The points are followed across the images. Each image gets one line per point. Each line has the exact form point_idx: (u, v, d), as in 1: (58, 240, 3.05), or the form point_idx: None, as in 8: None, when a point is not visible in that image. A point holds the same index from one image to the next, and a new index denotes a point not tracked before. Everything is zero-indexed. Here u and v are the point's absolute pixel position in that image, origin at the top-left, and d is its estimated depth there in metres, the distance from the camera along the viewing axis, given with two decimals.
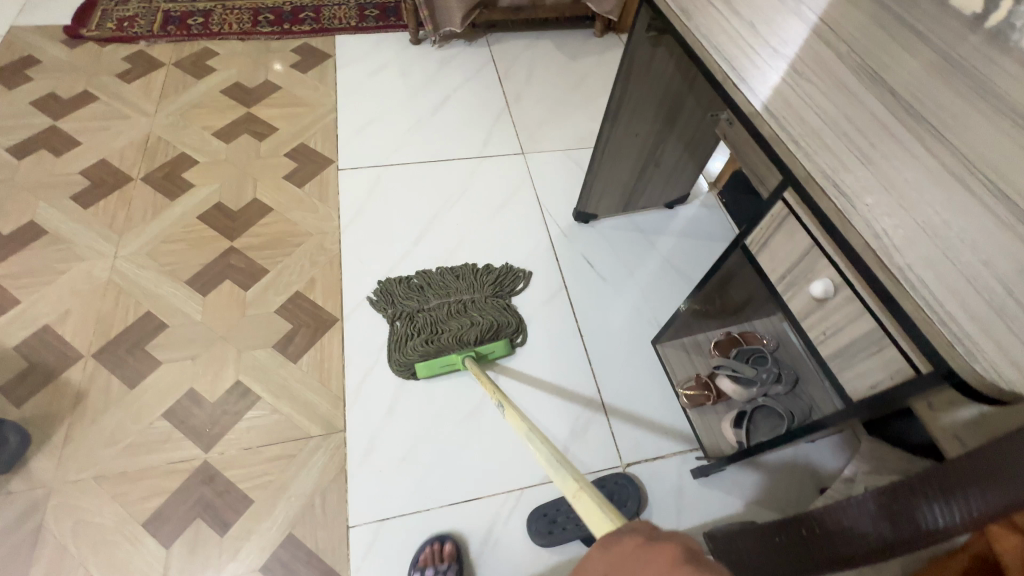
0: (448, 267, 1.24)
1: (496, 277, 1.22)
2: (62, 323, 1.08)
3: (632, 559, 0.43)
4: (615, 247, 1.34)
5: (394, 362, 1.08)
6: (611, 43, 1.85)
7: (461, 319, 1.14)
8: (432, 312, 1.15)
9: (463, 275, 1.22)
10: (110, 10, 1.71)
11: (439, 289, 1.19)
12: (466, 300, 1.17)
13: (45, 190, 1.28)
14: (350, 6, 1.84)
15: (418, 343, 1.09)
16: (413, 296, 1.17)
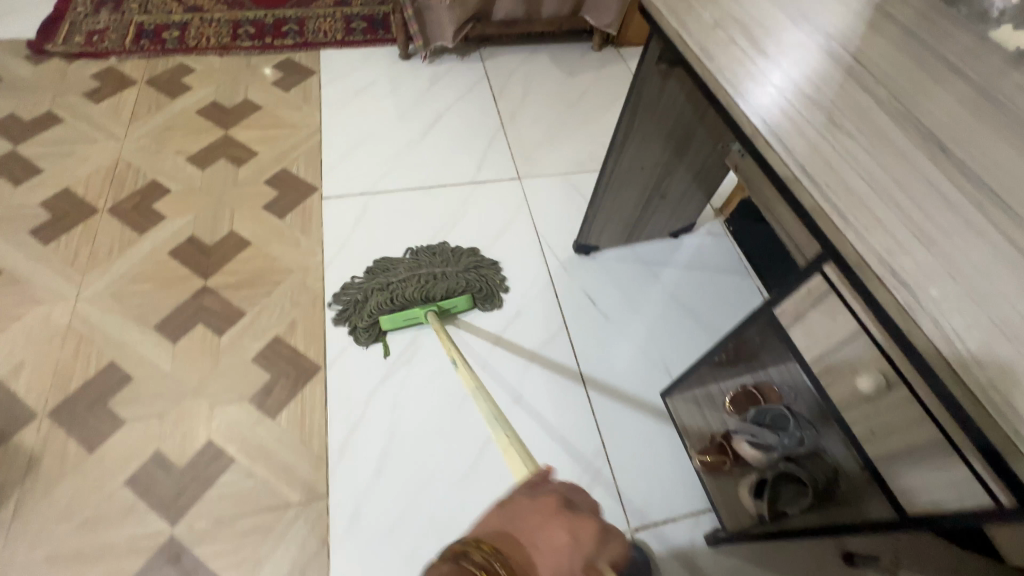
0: (423, 246, 1.23)
1: (472, 256, 1.22)
2: (15, 377, 0.98)
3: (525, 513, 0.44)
4: (618, 282, 1.26)
5: (359, 319, 1.09)
6: (609, 57, 1.77)
7: (430, 284, 1.13)
8: (402, 279, 1.13)
9: (438, 252, 1.21)
10: (78, 23, 1.61)
11: (411, 262, 1.17)
12: (436, 271, 1.15)
13: (2, 224, 1.18)
14: (336, 18, 1.74)
15: (382, 299, 1.09)
16: (385, 269, 1.15)
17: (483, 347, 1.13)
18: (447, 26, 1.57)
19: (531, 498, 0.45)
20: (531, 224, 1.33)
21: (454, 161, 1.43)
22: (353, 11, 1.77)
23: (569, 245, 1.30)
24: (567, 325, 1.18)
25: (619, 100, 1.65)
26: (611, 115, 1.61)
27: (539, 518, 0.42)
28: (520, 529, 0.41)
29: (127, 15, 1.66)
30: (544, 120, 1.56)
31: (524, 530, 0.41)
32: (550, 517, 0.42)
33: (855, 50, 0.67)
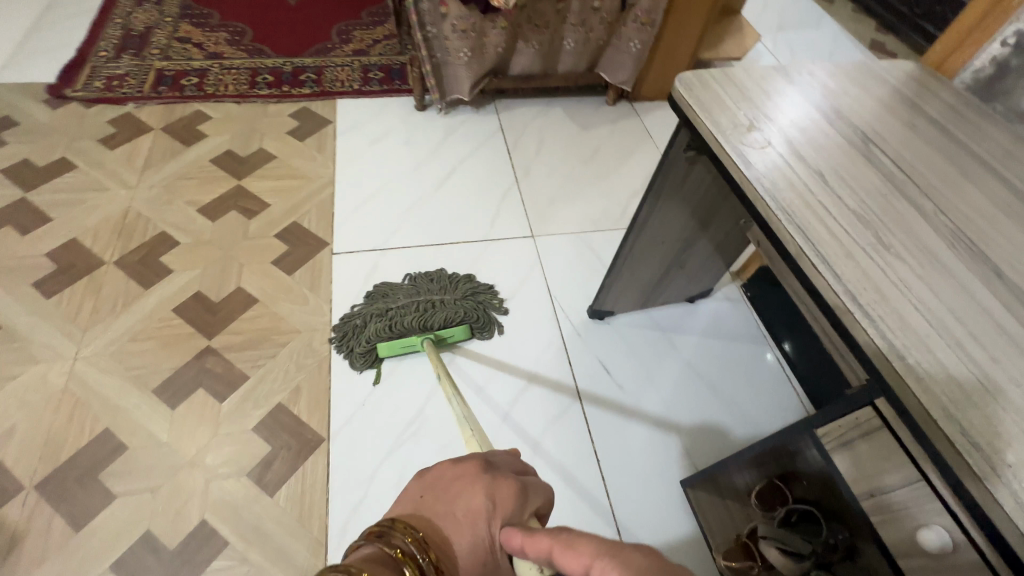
0: (422, 273, 1.25)
1: (471, 286, 1.24)
2: (4, 444, 0.94)
3: (448, 486, 0.47)
4: (634, 349, 1.22)
5: (356, 347, 1.10)
6: (624, 112, 1.78)
7: (428, 312, 1.15)
8: (401, 307, 1.15)
9: (437, 279, 1.23)
10: (99, 68, 1.62)
11: (410, 289, 1.19)
12: (434, 299, 1.18)
13: (5, 275, 1.16)
14: (354, 67, 1.76)
15: (380, 325, 1.11)
16: (384, 296, 1.18)
17: (495, 416, 1.09)
18: (463, 79, 1.56)
19: (453, 465, 0.50)
20: (543, 284, 1.30)
21: (467, 217, 1.41)
22: (370, 61, 1.79)
23: (583, 309, 1.27)
24: (580, 395, 1.14)
25: (633, 156, 1.65)
26: (624, 171, 1.60)
27: (458, 493, 0.46)
28: (436, 508, 0.45)
29: (148, 60, 1.67)
30: (559, 176, 1.55)
31: (444, 502, 0.45)
32: (464, 488, 0.46)
33: (893, 149, 0.65)
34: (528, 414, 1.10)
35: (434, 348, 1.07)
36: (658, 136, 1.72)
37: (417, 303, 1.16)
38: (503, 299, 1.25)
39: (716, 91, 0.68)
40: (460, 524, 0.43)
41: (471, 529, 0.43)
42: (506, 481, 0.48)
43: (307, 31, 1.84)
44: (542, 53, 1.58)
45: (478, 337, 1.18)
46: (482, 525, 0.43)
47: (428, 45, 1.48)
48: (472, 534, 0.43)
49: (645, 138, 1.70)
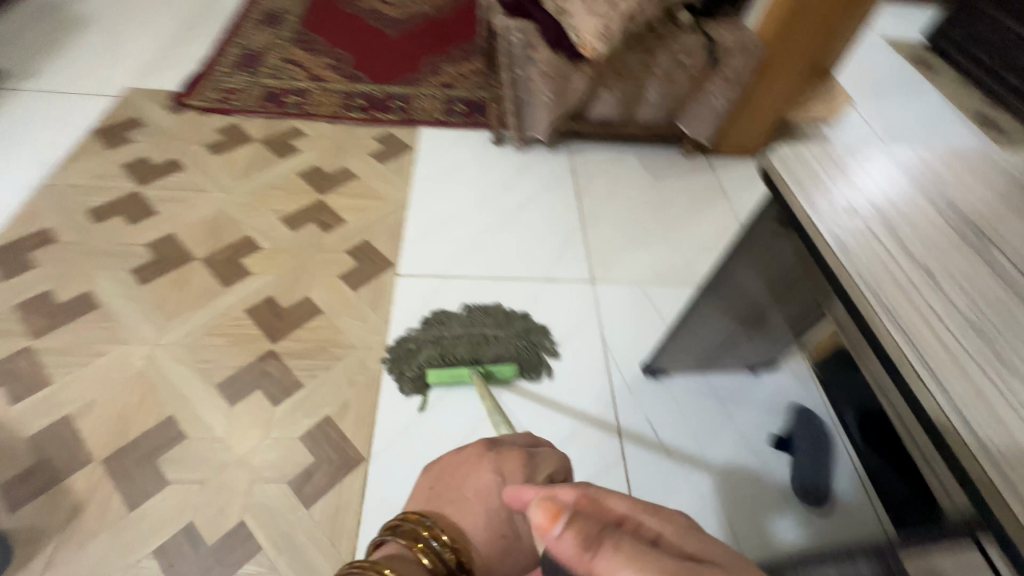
0: (479, 305, 1.27)
1: (526, 324, 1.24)
2: (83, 415, 1.02)
3: (459, 468, 0.55)
4: (686, 416, 1.16)
5: (406, 370, 1.12)
6: (699, 166, 1.75)
7: (480, 345, 1.15)
8: (454, 336, 1.17)
9: (492, 312, 1.24)
10: (218, 81, 1.80)
11: (465, 320, 1.21)
12: (488, 332, 1.19)
13: (109, 258, 1.28)
14: (439, 99, 1.85)
15: (432, 352, 1.12)
16: (440, 324, 1.20)
17: None
18: (542, 120, 1.59)
19: (459, 450, 0.57)
20: (598, 333, 1.27)
21: (529, 255, 1.42)
22: (455, 94, 1.88)
23: (637, 364, 1.23)
24: (625, 454, 1.09)
25: (704, 211, 1.61)
26: (693, 226, 1.56)
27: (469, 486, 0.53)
28: (451, 494, 0.53)
29: (259, 78, 1.84)
30: (625, 224, 1.54)
31: (458, 485, 0.53)
32: (472, 477, 0.53)
33: (1016, 250, 0.59)
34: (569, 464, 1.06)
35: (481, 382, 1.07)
36: (733, 193, 1.67)
37: (471, 335, 1.17)
38: (556, 342, 1.24)
39: (817, 168, 0.65)
40: (471, 508, 0.51)
41: (482, 507, 0.51)
42: (509, 452, 0.55)
43: (401, 61, 1.96)
44: (623, 101, 1.59)
45: (526, 378, 1.17)
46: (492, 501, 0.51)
47: (514, 85, 1.53)
48: (484, 508, 0.51)
49: (719, 195, 1.66)
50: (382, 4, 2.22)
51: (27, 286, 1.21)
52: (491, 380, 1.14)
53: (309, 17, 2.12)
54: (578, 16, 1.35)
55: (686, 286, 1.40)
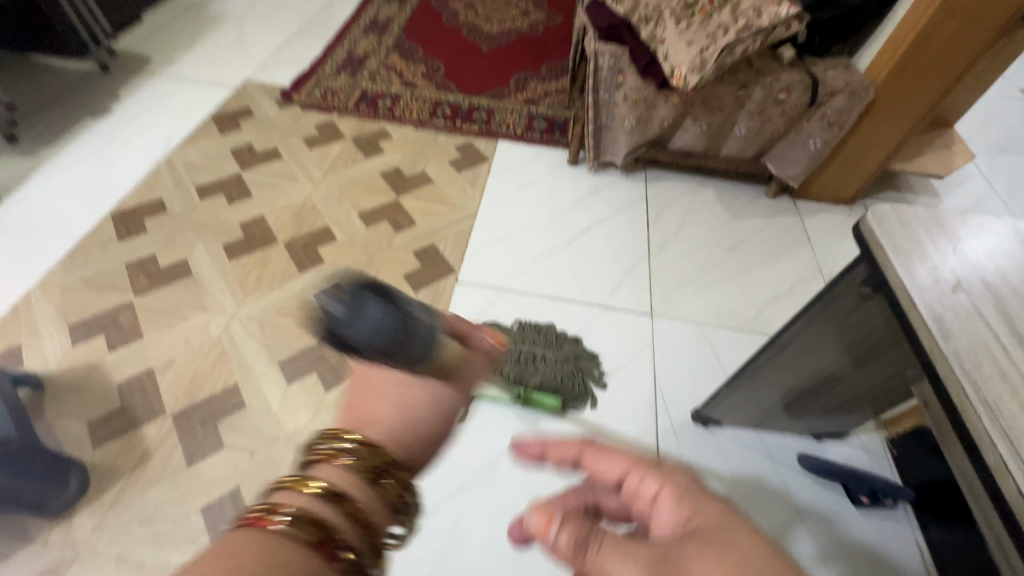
0: (532, 323, 1.28)
1: (577, 350, 1.23)
2: (163, 371, 1.13)
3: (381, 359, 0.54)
4: (738, 473, 1.08)
5: None
6: (783, 208, 1.65)
7: (527, 365, 1.18)
8: (504, 351, 1.20)
9: (544, 332, 1.25)
10: (322, 80, 1.95)
11: (517, 335, 1.24)
12: (537, 352, 1.21)
13: (207, 232, 1.41)
14: (521, 114, 1.89)
15: None
16: (493, 335, 1.23)
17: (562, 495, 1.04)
18: (621, 145, 1.59)
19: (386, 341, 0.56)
20: (650, 369, 1.23)
21: (590, 279, 1.40)
22: (538, 110, 1.90)
23: (686, 408, 1.17)
24: None
25: (782, 256, 1.51)
26: (768, 272, 1.47)
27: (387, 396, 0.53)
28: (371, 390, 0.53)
29: (358, 80, 1.97)
30: (693, 261, 1.48)
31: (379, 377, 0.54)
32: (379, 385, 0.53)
33: None
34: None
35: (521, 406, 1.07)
36: (818, 242, 1.56)
37: (519, 352, 1.21)
38: (604, 372, 1.21)
39: (922, 231, 0.59)
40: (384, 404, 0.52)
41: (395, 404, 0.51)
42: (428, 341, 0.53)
43: (490, 75, 2.02)
44: (708, 133, 1.53)
45: (568, 411, 1.14)
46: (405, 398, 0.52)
47: (597, 108, 1.53)
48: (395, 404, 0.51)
49: (801, 241, 1.56)
50: (481, 19, 2.31)
51: (138, 248, 1.36)
52: (529, 407, 1.13)
53: (412, 26, 2.24)
54: (672, 45, 1.33)
55: (752, 334, 1.32)
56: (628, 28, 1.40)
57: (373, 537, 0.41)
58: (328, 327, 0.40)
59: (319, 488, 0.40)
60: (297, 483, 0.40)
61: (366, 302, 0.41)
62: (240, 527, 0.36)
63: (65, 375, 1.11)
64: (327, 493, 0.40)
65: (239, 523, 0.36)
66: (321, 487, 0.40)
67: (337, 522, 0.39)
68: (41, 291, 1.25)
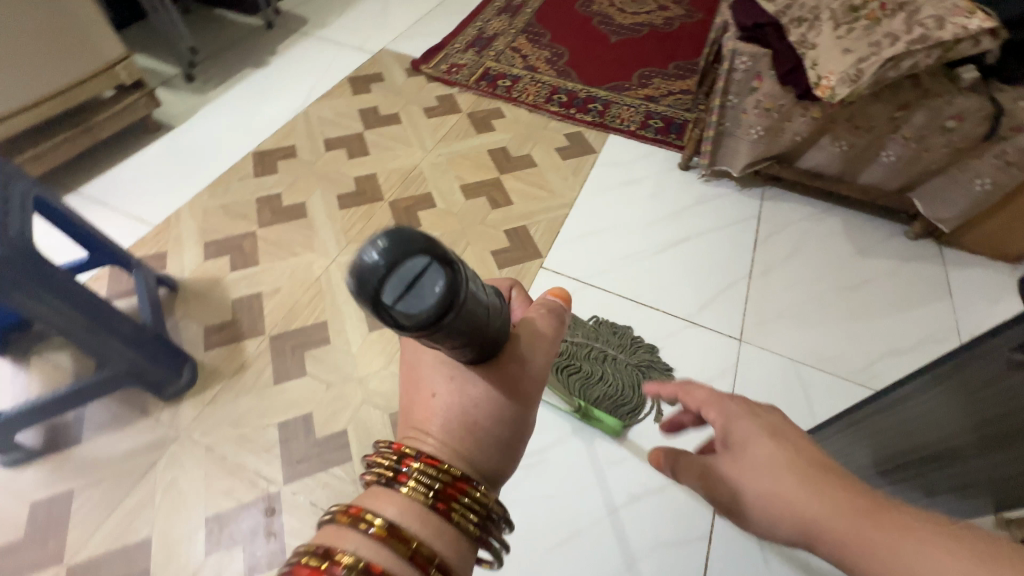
0: (609, 322, 1.24)
1: (651, 359, 1.18)
2: (270, 297, 1.26)
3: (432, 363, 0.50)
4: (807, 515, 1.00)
5: None
6: (924, 253, 1.43)
7: (595, 367, 1.15)
8: (576, 345, 1.18)
9: (619, 334, 1.22)
10: (450, 55, 2.03)
11: (591, 332, 1.21)
12: (608, 353, 1.18)
13: (326, 181, 1.54)
14: (639, 110, 1.82)
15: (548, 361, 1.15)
16: (567, 327, 1.21)
17: (603, 503, 1.02)
18: (741, 155, 1.48)
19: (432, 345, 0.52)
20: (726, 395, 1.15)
21: (678, 291, 1.33)
22: (657, 109, 1.82)
23: None
24: (713, 533, 0.99)
25: (911, 306, 1.32)
26: (889, 321, 1.29)
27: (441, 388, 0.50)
28: (423, 395, 0.49)
29: (483, 58, 2.02)
30: (800, 292, 1.34)
31: (428, 379, 0.50)
32: (433, 385, 0.49)
33: None
34: (637, 518, 1.01)
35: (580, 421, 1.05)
36: (962, 298, 1.34)
37: (591, 350, 1.18)
38: None
39: None
40: (442, 406, 0.48)
41: (452, 404, 0.48)
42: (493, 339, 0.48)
43: (614, 67, 1.97)
44: (848, 156, 1.37)
45: (627, 431, 1.10)
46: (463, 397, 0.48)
47: (722, 112, 1.43)
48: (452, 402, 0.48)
49: (940, 294, 1.35)
50: (614, 10, 2.25)
51: (268, 186, 1.52)
52: (587, 420, 1.11)
53: (544, 11, 2.25)
54: (822, 51, 1.20)
55: (854, 385, 1.18)
56: (775, 28, 1.28)
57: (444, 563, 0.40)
58: (368, 286, 0.29)
59: (375, 523, 0.39)
60: (352, 517, 0.40)
61: (430, 267, 0.30)
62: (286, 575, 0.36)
63: (194, 283, 1.28)
64: (385, 530, 0.39)
65: (290, 566, 0.36)
66: (380, 523, 0.39)
67: (396, 562, 0.38)
68: (189, 210, 1.45)
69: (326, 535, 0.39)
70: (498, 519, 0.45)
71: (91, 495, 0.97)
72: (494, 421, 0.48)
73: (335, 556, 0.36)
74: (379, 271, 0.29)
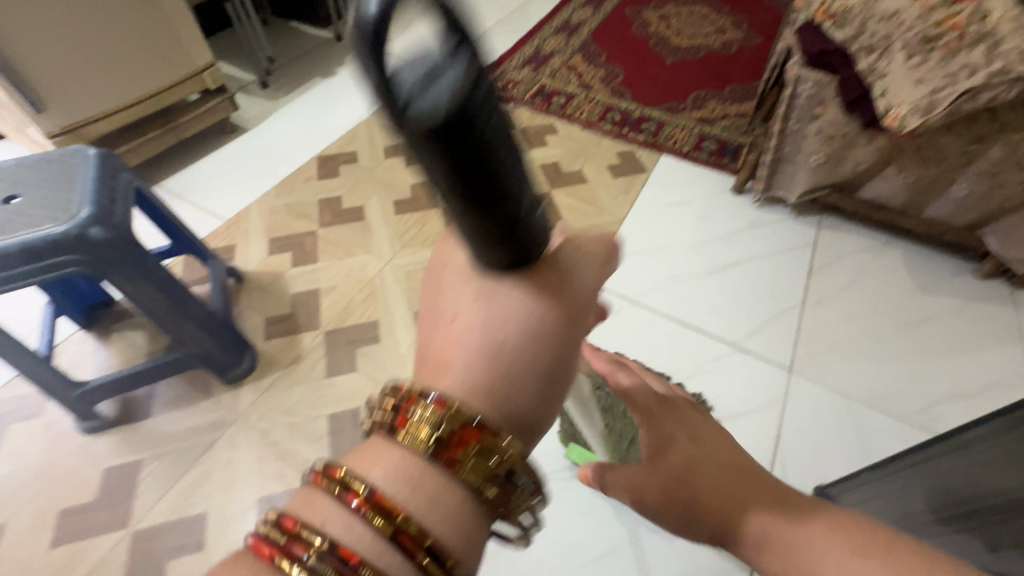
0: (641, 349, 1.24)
1: None
2: (326, 294, 1.32)
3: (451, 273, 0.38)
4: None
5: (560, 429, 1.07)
6: (995, 294, 1.35)
7: None
8: None
9: None
10: (507, 71, 2.09)
11: None
12: None
13: (384, 186, 1.61)
14: (692, 131, 1.82)
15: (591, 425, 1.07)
16: None
17: (630, 530, 1.01)
18: (799, 181, 1.45)
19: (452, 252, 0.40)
20: (773, 428, 1.13)
21: (726, 316, 1.31)
22: (710, 131, 1.82)
23: (808, 480, 1.07)
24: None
25: (978, 348, 1.26)
26: (950, 364, 1.23)
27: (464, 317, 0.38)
28: (439, 320, 0.38)
29: (539, 75, 2.07)
30: (855, 326, 1.29)
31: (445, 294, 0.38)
32: (451, 304, 0.37)
33: None
34: (664, 555, 0.99)
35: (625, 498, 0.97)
36: None
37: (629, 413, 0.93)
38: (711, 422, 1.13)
39: None
40: (464, 333, 0.36)
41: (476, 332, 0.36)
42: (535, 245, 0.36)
43: (669, 89, 1.98)
44: (913, 188, 1.33)
45: None
46: (491, 321, 0.36)
47: (781, 138, 1.41)
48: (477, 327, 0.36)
49: (1009, 338, 1.27)
50: (671, 31, 2.26)
51: (330, 188, 1.60)
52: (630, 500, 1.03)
53: (601, 30, 2.28)
54: (893, 80, 1.17)
55: (910, 426, 1.13)
56: (845, 56, 1.26)
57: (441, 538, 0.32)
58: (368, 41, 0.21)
59: (355, 491, 0.32)
60: (331, 478, 0.33)
61: (444, 57, 0.23)
62: (252, 543, 0.31)
63: (258, 276, 1.36)
64: (364, 502, 0.31)
65: (259, 529, 0.31)
66: (361, 490, 0.32)
67: (375, 540, 0.31)
68: (257, 207, 1.55)
69: (307, 496, 0.34)
70: (523, 487, 0.35)
71: (155, 468, 1.04)
72: (528, 359, 0.36)
73: (299, 532, 0.31)
74: (379, 20, 0.21)
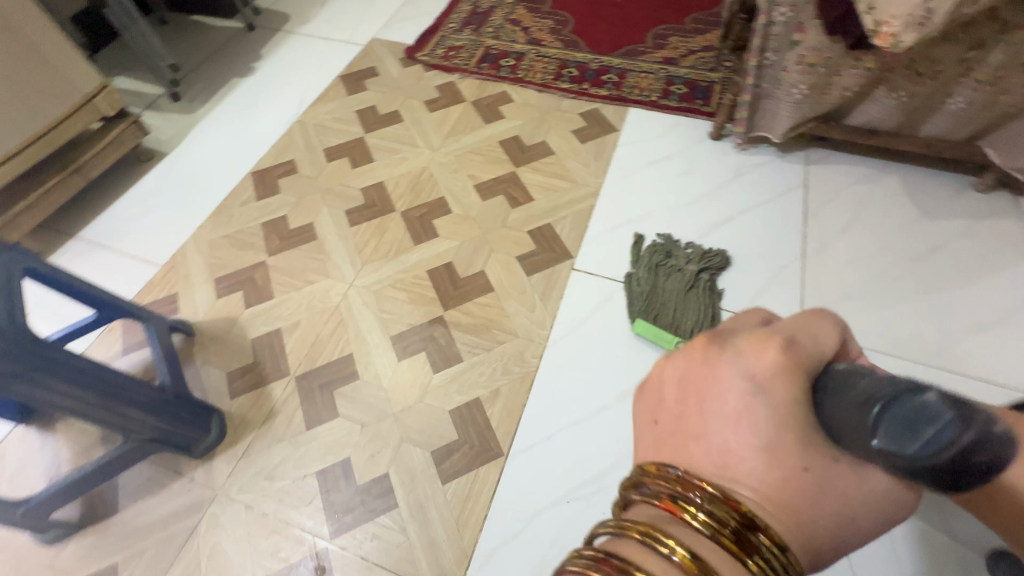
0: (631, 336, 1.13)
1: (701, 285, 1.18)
2: (289, 334, 1.18)
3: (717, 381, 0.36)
4: None
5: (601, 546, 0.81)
6: (1002, 207, 1.25)
7: (675, 277, 1.19)
8: (667, 287, 1.17)
9: (675, 273, 1.19)
10: (446, 37, 1.85)
11: (666, 265, 1.21)
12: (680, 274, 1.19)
13: (329, 195, 1.44)
14: (658, 76, 1.65)
15: (658, 266, 1.21)
16: (660, 270, 1.20)
17: None
18: (783, 118, 1.31)
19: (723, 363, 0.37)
20: None
21: (728, 280, 1.21)
22: (678, 73, 1.65)
23: None
24: None
25: (994, 271, 1.16)
26: (963, 293, 1.14)
27: None
28: (703, 406, 0.36)
29: (482, 37, 1.84)
30: (863, 273, 1.19)
31: (716, 374, 0.37)
32: (727, 374, 0.36)
33: None
34: None
35: (643, 280, 1.18)
36: None
37: (663, 287, 1.17)
38: None
39: None
40: (718, 436, 0.35)
41: (743, 420, 0.35)
42: (752, 458, 0.34)
43: (624, 32, 1.79)
44: (907, 107, 1.20)
45: None
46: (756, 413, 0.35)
47: (758, 73, 1.25)
48: (753, 475, 0.34)
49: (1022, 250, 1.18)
50: None
51: (271, 209, 1.42)
52: None
53: None
54: None
55: (935, 369, 1.05)
56: None
57: (825, 554, 0.35)
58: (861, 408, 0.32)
59: (696, 512, 0.33)
60: (676, 500, 0.34)
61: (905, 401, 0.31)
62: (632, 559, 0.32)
63: (209, 327, 1.21)
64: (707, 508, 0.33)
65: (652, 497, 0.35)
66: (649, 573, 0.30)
67: (768, 493, 0.34)
68: (194, 245, 1.37)
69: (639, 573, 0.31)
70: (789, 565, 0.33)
71: (136, 567, 0.94)
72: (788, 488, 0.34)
73: (675, 496, 0.34)
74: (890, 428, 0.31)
